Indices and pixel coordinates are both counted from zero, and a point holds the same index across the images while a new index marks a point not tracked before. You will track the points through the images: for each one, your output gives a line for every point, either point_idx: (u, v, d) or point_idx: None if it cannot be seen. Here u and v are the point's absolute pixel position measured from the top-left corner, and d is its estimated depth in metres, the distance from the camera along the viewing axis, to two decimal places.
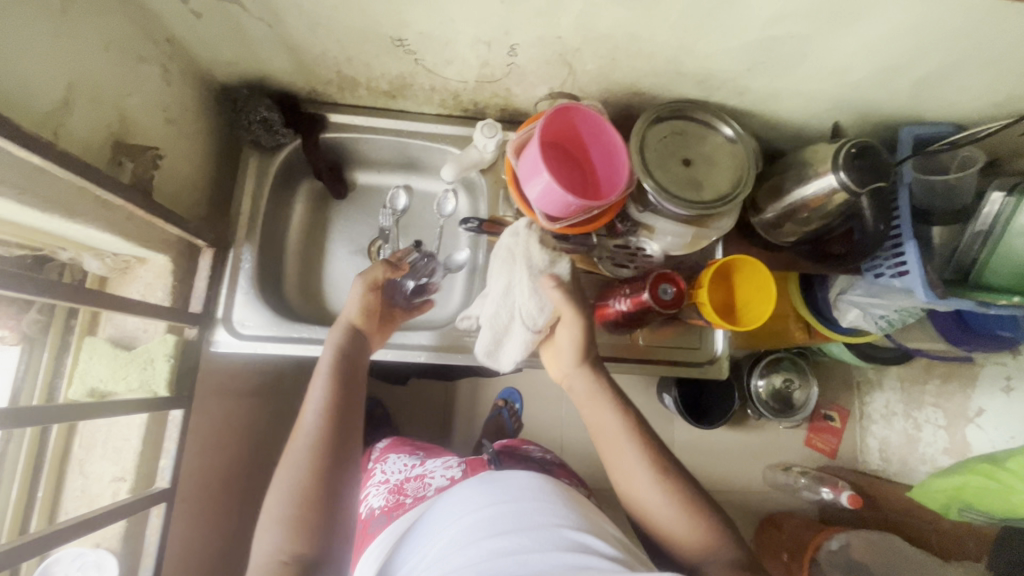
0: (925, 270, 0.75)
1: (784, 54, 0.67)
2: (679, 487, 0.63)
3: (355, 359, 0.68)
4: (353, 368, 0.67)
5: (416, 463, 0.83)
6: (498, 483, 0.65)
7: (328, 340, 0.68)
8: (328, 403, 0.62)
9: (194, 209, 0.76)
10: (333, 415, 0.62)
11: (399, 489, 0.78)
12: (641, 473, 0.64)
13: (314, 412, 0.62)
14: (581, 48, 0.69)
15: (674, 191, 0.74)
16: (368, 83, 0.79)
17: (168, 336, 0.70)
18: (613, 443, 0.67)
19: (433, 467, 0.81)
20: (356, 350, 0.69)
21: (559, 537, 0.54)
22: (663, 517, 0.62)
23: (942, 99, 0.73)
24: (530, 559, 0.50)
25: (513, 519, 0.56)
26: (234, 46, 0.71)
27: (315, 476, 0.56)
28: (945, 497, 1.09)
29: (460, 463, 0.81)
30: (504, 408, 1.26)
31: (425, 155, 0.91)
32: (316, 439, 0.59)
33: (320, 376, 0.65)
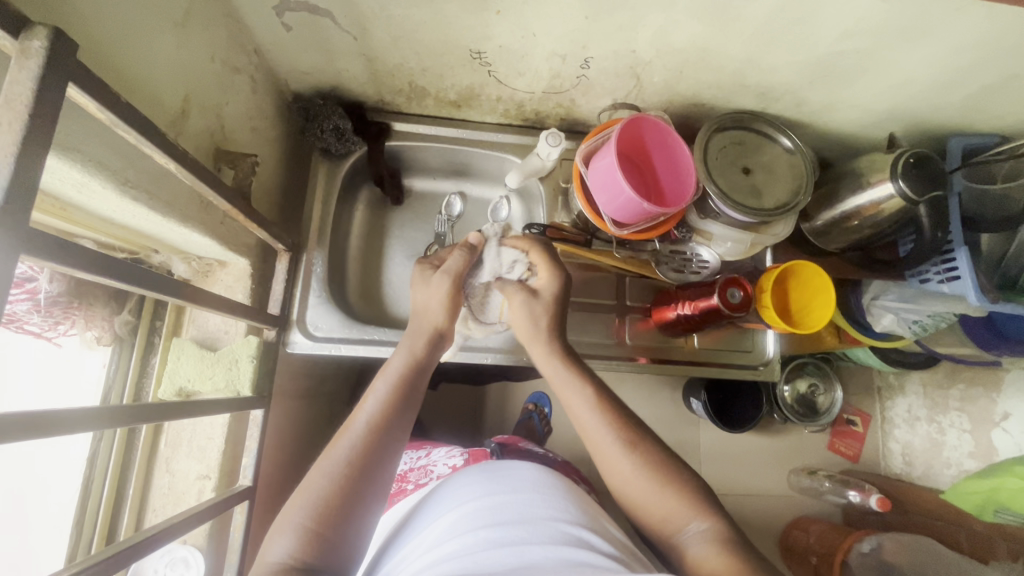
0: (977, 276, 0.78)
1: (848, 67, 0.70)
2: (661, 466, 0.61)
3: (422, 370, 0.67)
4: (417, 380, 0.66)
5: (421, 456, 0.88)
6: (497, 471, 0.64)
7: (408, 344, 0.68)
8: (381, 412, 0.61)
9: (268, 214, 0.78)
10: (382, 425, 0.61)
11: (404, 478, 0.83)
12: (618, 454, 0.62)
13: (365, 420, 0.61)
14: (653, 61, 0.71)
15: (738, 199, 0.76)
16: (437, 93, 0.82)
17: (250, 337, 0.71)
18: (590, 426, 0.65)
19: (436, 458, 0.85)
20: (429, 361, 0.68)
21: (555, 531, 0.54)
22: (646, 497, 0.60)
23: (992, 110, 0.77)
24: (525, 552, 0.50)
25: (507, 509, 0.56)
26: (317, 57, 0.73)
27: (340, 488, 0.56)
28: (979, 498, 1.12)
29: (463, 453, 0.85)
30: (535, 412, 1.25)
31: (483, 163, 0.94)
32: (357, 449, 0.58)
33: (386, 378, 0.64)
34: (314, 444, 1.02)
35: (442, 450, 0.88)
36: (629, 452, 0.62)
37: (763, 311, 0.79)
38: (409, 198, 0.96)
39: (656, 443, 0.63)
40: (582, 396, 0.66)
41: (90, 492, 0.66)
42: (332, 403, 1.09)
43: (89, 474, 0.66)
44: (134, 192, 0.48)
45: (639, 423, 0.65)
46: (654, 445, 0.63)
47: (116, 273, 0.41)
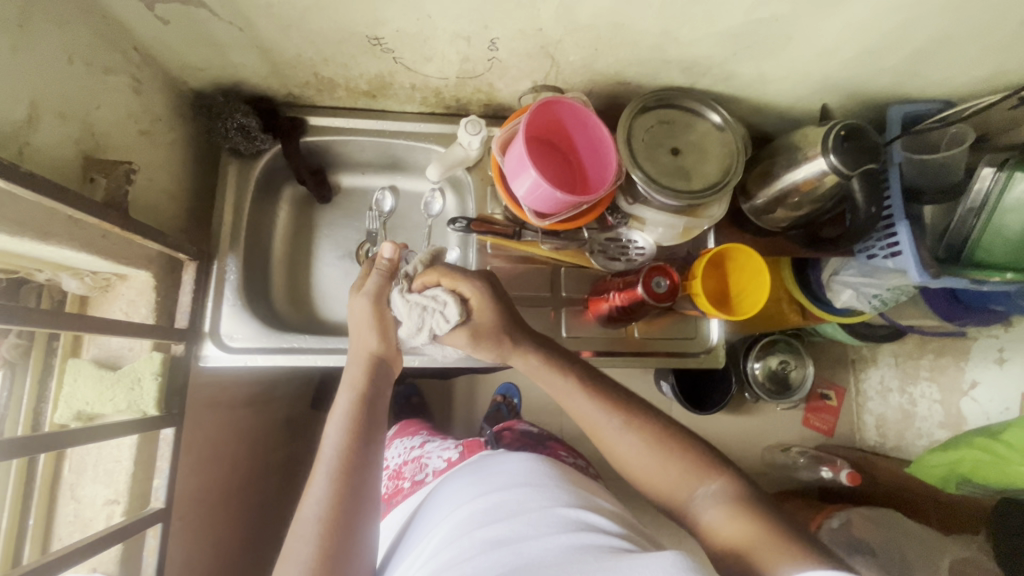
0: (918, 250, 0.75)
1: (768, 36, 0.66)
2: (664, 438, 0.63)
3: (375, 403, 0.64)
4: (371, 414, 0.64)
5: (415, 447, 0.84)
6: (486, 471, 0.63)
7: (347, 378, 0.65)
8: (342, 458, 0.59)
9: (172, 220, 0.74)
10: (344, 474, 0.58)
11: (399, 474, 0.81)
12: (617, 431, 0.64)
13: (327, 469, 0.59)
14: (564, 39, 0.67)
15: (664, 182, 0.73)
16: (347, 84, 0.77)
17: (154, 354, 0.68)
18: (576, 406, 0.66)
19: (430, 449, 0.80)
20: (374, 389, 0.65)
21: (553, 519, 0.51)
22: (652, 471, 0.62)
23: (928, 75, 0.73)
24: (525, 545, 0.48)
25: (501, 505, 0.54)
26: (206, 52, 0.68)
27: (324, 548, 0.54)
28: (942, 471, 1.12)
29: (458, 444, 0.79)
30: (503, 404, 1.26)
31: (410, 155, 0.90)
32: (332, 501, 0.57)
33: (337, 422, 0.62)
34: (263, 453, 1.00)
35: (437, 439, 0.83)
36: (629, 427, 0.64)
37: (695, 297, 0.76)
38: (337, 195, 0.93)
39: (653, 416, 0.65)
40: (566, 382, 0.67)
41: None
42: (283, 407, 1.07)
43: None
44: None
45: (632, 398, 0.67)
46: (651, 418, 0.65)
47: None
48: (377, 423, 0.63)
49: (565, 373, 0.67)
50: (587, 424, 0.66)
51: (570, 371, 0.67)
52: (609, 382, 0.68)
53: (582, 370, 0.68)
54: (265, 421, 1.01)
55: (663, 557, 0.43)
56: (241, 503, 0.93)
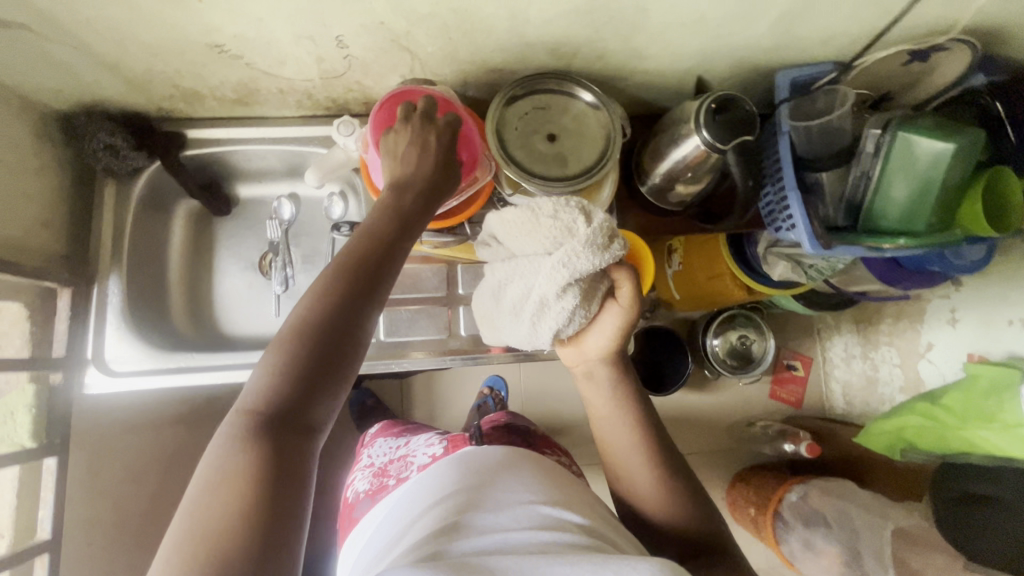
0: (811, 222, 0.72)
1: (624, 9, 0.63)
2: (682, 484, 0.65)
3: (380, 273, 0.49)
4: (351, 313, 0.46)
5: (399, 445, 0.79)
6: (477, 455, 0.62)
7: (333, 255, 0.48)
8: (302, 341, 0.44)
9: (38, 249, 0.72)
10: (320, 341, 0.44)
11: (382, 471, 0.75)
12: (645, 468, 0.64)
13: (286, 341, 0.44)
14: (412, 30, 0.64)
15: (539, 171, 0.71)
16: (213, 94, 0.75)
17: (28, 385, 0.67)
18: (615, 428, 0.66)
19: (415, 447, 0.75)
20: (372, 264, 0.49)
21: (528, 514, 0.53)
22: (660, 507, 0.64)
23: (807, 36, 0.70)
24: (508, 535, 0.50)
25: (487, 492, 0.55)
26: (49, 72, 0.66)
27: (247, 472, 0.40)
28: (888, 440, 1.10)
29: (443, 440, 0.75)
30: (490, 396, 1.24)
31: (300, 160, 0.88)
32: (266, 398, 0.43)
33: (301, 305, 0.46)
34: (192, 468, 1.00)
35: (421, 437, 0.78)
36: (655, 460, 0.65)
37: None
38: (236, 207, 0.93)
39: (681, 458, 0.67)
40: (622, 403, 0.67)
41: None
42: None
43: None
44: None
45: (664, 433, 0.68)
46: (674, 456, 0.66)
47: None
48: (382, 288, 0.49)
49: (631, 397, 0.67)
50: (611, 440, 0.67)
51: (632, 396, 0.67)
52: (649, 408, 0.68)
53: (640, 397, 0.68)
54: None
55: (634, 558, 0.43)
56: None
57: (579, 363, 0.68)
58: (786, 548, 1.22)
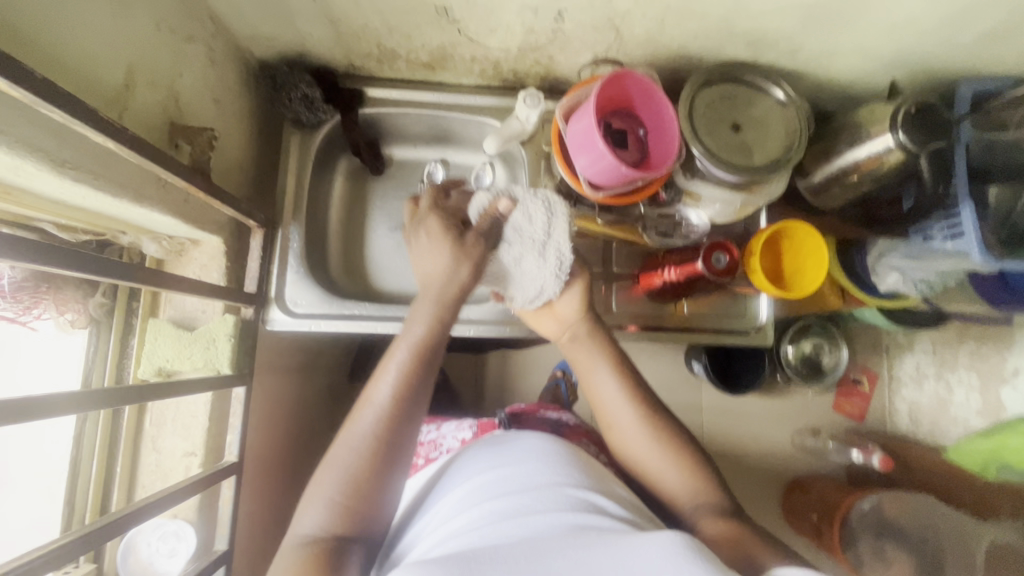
0: (983, 233, 0.74)
1: (843, 7, 0.65)
2: (672, 440, 0.67)
3: (437, 344, 0.62)
4: (433, 355, 0.62)
5: (431, 428, 0.82)
6: (500, 446, 0.64)
7: (417, 311, 0.62)
8: (396, 398, 0.59)
9: (236, 189, 0.75)
10: (399, 408, 0.59)
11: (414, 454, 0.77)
12: (631, 425, 0.68)
13: (386, 394, 0.59)
14: (632, 10, 0.67)
15: (725, 157, 0.73)
16: (408, 55, 0.78)
17: (227, 316, 0.71)
18: (602, 395, 0.70)
19: (445, 431, 0.79)
20: (439, 329, 0.62)
21: (563, 498, 0.52)
22: (652, 463, 0.67)
23: (1004, 51, 0.71)
24: (533, 519, 0.49)
25: (511, 480, 0.56)
26: (275, 21, 0.69)
27: (358, 483, 0.56)
28: (982, 456, 1.14)
29: (473, 426, 0.78)
30: (562, 379, 1.25)
31: (462, 128, 0.90)
32: (371, 435, 0.57)
33: (397, 361, 0.61)
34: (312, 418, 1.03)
35: (452, 422, 0.81)
36: (641, 420, 0.68)
37: (752, 274, 0.77)
38: (389, 168, 0.94)
39: (676, 423, 0.69)
40: (603, 370, 0.69)
41: (80, 469, 0.67)
42: (330, 374, 1.11)
43: (78, 450, 0.67)
44: (74, 173, 0.47)
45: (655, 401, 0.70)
46: (664, 417, 0.69)
47: (59, 260, 0.43)
48: (436, 369, 0.62)
49: (608, 365, 0.69)
50: (602, 408, 0.70)
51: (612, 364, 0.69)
52: (633, 370, 0.71)
53: (625, 368, 0.70)
54: (317, 387, 1.05)
55: (659, 537, 0.44)
56: (292, 461, 0.97)
57: (563, 332, 0.71)
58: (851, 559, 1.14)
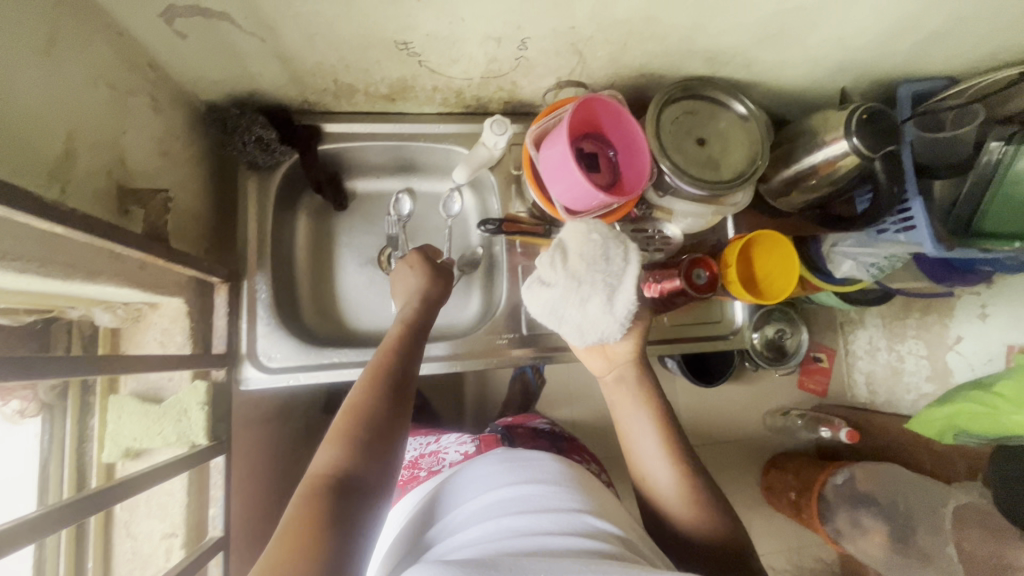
0: (933, 224, 0.79)
1: (795, 24, 0.67)
2: (695, 485, 0.65)
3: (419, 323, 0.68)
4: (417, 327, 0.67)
5: (429, 442, 0.84)
6: (513, 458, 0.63)
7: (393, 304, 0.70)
8: (392, 354, 0.62)
9: (193, 244, 0.70)
10: (398, 361, 0.61)
11: (414, 464, 0.80)
12: (658, 461, 0.66)
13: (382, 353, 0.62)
14: (595, 36, 0.66)
15: (694, 173, 0.74)
16: (367, 89, 0.75)
17: (198, 383, 0.66)
18: (635, 428, 0.69)
19: (446, 445, 0.81)
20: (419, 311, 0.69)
21: (564, 520, 0.51)
22: (668, 503, 0.65)
23: (938, 55, 0.76)
24: (543, 537, 0.49)
25: (526, 500, 0.55)
26: (222, 64, 0.65)
27: (371, 413, 0.55)
28: (940, 424, 1.10)
29: (474, 439, 0.80)
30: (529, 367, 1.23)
31: (427, 157, 0.88)
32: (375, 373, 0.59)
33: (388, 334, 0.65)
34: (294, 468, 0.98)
35: (450, 435, 0.84)
36: (670, 457, 0.66)
37: (728, 283, 0.79)
38: (353, 202, 0.91)
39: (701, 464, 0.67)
40: (637, 405, 0.70)
41: (46, 569, 0.61)
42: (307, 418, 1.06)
43: (40, 551, 0.61)
44: (18, 263, 0.43)
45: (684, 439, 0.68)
46: (693, 458, 0.67)
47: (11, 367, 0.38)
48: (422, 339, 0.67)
49: (647, 406, 0.69)
50: (628, 439, 0.70)
51: (652, 402, 0.69)
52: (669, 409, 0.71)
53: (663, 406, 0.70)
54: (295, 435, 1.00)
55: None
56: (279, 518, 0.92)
57: (610, 369, 0.73)
58: (830, 529, 1.26)
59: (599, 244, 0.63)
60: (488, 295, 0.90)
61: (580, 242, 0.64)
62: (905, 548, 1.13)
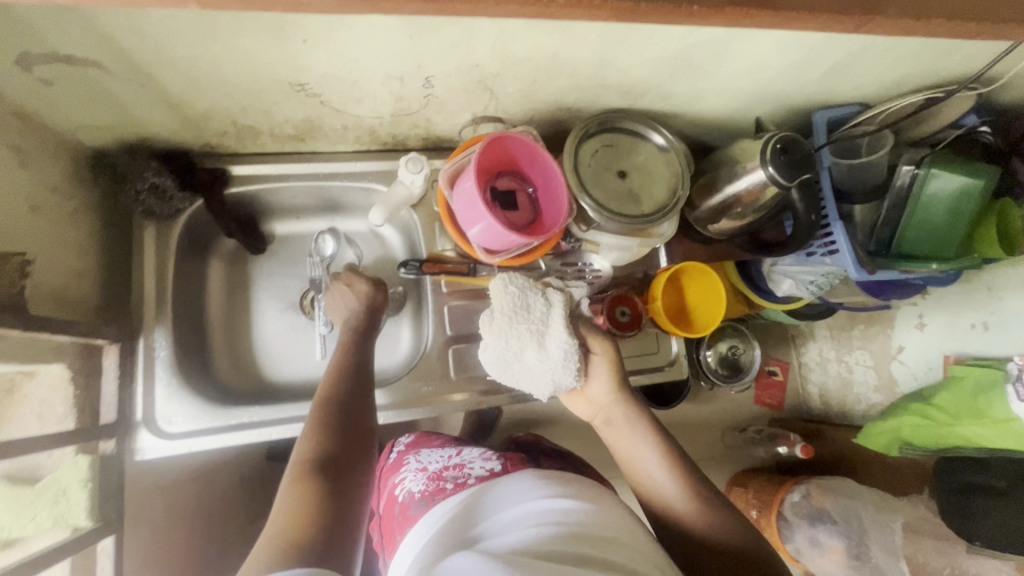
0: (854, 248, 0.79)
1: (702, 58, 0.67)
2: (714, 504, 0.63)
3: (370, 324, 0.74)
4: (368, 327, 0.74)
5: (452, 454, 0.76)
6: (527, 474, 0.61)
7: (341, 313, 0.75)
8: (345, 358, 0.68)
9: (78, 303, 0.65)
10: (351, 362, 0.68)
11: (438, 476, 0.70)
12: (673, 487, 0.64)
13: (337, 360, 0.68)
14: (502, 73, 0.65)
15: (613, 207, 0.72)
16: (271, 130, 0.71)
17: (81, 458, 0.61)
18: (640, 458, 0.67)
19: (471, 457, 0.73)
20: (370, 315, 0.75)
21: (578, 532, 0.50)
22: (694, 532, 0.61)
23: (847, 83, 0.77)
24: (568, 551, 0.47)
25: (546, 512, 0.53)
26: (101, 110, 0.60)
27: (334, 407, 0.61)
28: (884, 439, 1.06)
29: (502, 457, 0.74)
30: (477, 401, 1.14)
31: (347, 196, 0.84)
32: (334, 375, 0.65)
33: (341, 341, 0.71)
34: None
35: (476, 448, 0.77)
36: (683, 484, 0.64)
37: (657, 316, 0.79)
38: (271, 245, 0.86)
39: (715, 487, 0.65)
40: (638, 434, 0.68)
41: None
42: None
43: None
44: None
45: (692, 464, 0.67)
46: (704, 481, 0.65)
47: None
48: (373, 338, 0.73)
49: (650, 436, 0.67)
50: (636, 474, 0.67)
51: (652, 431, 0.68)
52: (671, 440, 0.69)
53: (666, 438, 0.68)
54: None
55: None
56: None
57: (597, 412, 0.72)
58: (791, 547, 1.22)
59: (519, 294, 0.70)
60: (417, 336, 0.86)
61: (502, 297, 0.70)
62: (860, 565, 1.13)
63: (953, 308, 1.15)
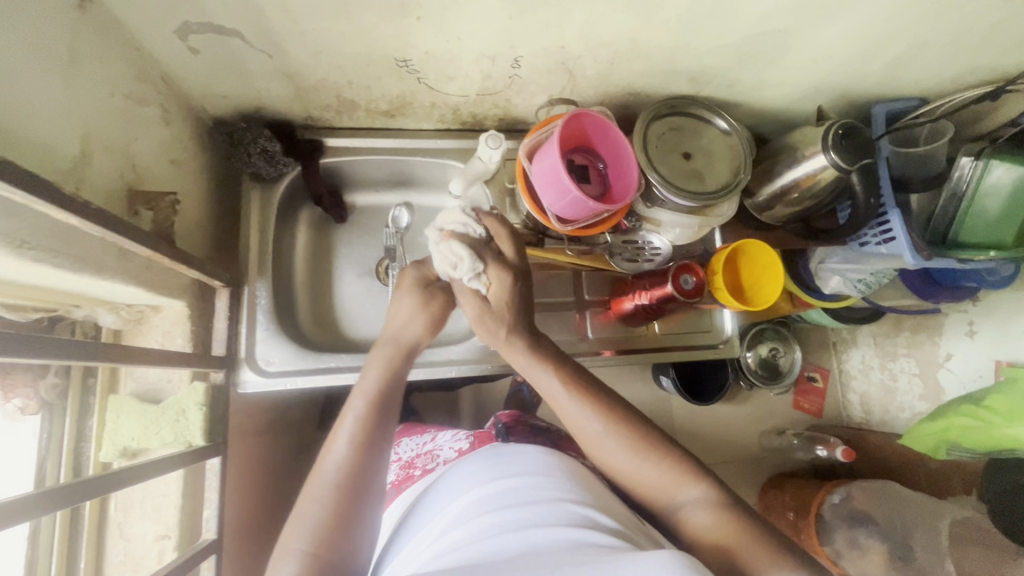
0: (912, 236, 0.82)
1: (771, 46, 0.72)
2: (659, 444, 0.62)
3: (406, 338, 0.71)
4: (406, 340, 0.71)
5: (426, 441, 0.80)
6: (499, 456, 0.59)
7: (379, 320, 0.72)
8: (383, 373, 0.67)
9: (196, 250, 0.73)
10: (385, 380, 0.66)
11: (409, 464, 0.76)
12: (599, 435, 0.62)
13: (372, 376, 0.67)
14: (583, 55, 0.71)
15: (679, 184, 0.77)
16: (368, 105, 0.79)
17: (197, 384, 0.68)
18: (566, 408, 0.65)
19: (441, 442, 0.77)
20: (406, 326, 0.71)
21: (563, 513, 0.48)
22: (639, 473, 0.61)
23: (910, 75, 0.80)
24: (533, 534, 0.46)
25: (512, 492, 0.52)
26: (231, 79, 0.69)
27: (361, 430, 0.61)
28: (932, 439, 1.04)
29: (470, 435, 0.77)
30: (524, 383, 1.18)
31: (425, 171, 0.91)
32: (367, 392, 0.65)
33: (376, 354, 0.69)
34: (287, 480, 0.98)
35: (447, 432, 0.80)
36: (613, 432, 0.62)
37: (717, 292, 0.82)
38: (352, 215, 0.94)
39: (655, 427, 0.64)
40: (548, 380, 0.66)
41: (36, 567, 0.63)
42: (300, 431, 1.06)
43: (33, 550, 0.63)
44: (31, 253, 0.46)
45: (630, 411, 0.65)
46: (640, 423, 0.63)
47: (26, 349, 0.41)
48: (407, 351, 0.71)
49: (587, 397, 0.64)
50: (570, 426, 0.65)
51: (570, 379, 0.65)
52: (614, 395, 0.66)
53: (601, 399, 0.64)
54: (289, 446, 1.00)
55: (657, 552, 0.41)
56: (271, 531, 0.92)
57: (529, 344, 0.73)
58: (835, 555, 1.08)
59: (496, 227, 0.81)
60: None
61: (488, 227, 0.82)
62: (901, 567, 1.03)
63: (1004, 316, 1.14)
